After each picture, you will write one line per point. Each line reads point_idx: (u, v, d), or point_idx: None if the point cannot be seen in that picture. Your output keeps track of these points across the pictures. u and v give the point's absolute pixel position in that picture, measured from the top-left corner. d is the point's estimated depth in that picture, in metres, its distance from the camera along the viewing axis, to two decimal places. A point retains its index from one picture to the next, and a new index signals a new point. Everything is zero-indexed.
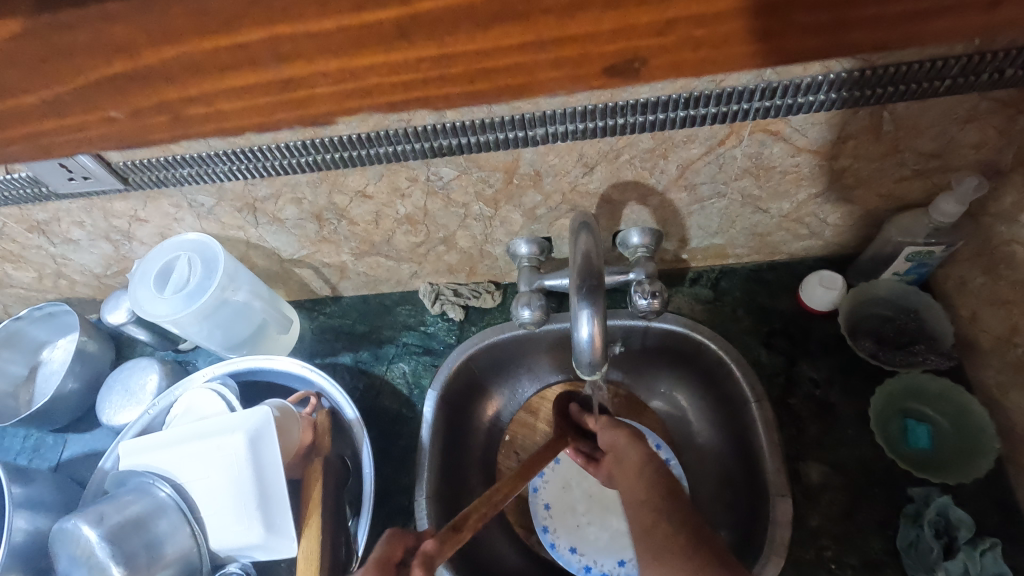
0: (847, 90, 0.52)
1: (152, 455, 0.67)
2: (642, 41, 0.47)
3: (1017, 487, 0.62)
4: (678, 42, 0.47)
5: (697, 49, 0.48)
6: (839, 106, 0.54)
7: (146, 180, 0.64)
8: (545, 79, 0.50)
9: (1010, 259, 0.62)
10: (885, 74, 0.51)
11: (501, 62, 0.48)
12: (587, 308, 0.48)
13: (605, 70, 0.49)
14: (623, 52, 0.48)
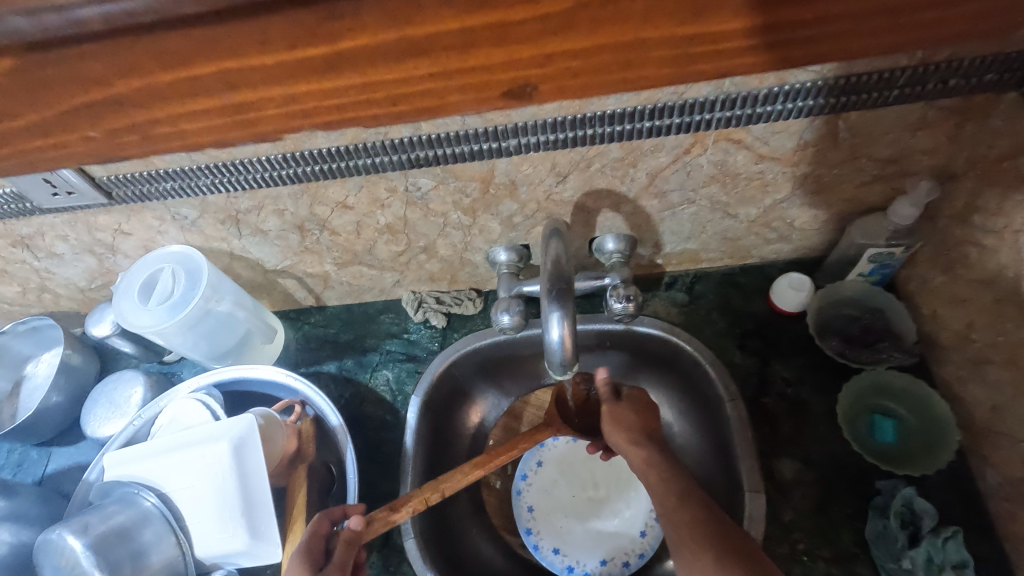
0: (801, 100, 0.55)
1: (138, 465, 0.68)
2: (527, 70, 0.46)
3: (980, 477, 0.64)
4: (562, 70, 0.46)
5: (577, 77, 0.47)
6: (796, 115, 0.57)
7: (129, 194, 0.65)
8: (453, 103, 0.48)
9: (965, 258, 0.64)
10: (848, 82, 0.54)
11: (402, 89, 0.47)
12: (557, 310, 0.50)
13: (505, 93, 0.48)
14: (514, 80, 0.47)
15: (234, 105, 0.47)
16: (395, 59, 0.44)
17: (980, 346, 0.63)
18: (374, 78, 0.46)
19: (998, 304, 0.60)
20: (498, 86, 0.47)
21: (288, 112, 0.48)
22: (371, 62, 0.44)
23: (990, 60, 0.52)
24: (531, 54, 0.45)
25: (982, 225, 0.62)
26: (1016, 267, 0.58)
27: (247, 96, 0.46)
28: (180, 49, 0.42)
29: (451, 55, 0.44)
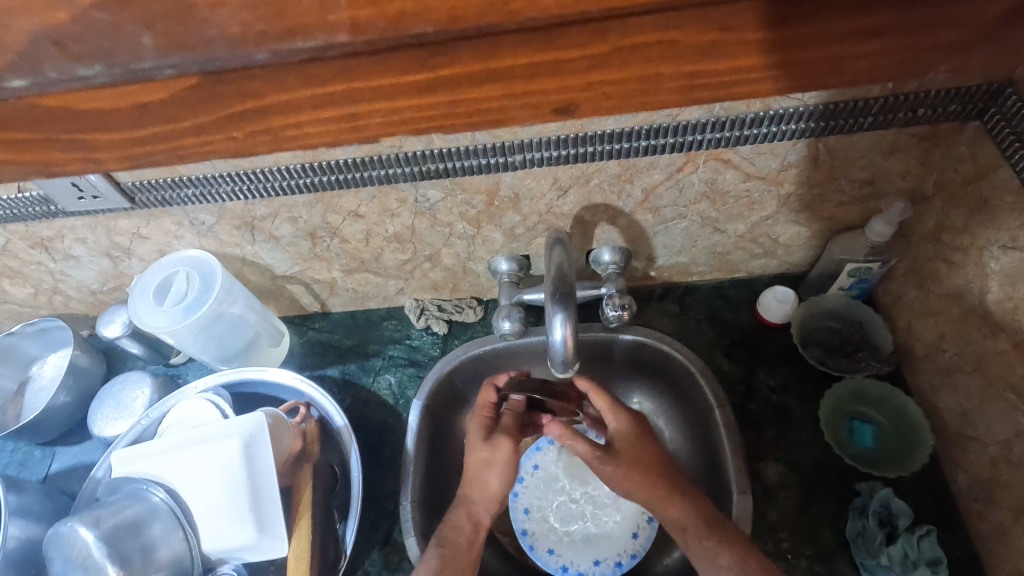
0: (801, 121, 0.60)
1: (147, 462, 0.70)
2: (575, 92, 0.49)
3: (951, 479, 0.69)
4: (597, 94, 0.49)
5: (609, 97, 0.49)
6: (795, 136, 0.62)
7: (151, 200, 0.68)
8: (513, 118, 0.51)
9: (935, 273, 0.69)
10: (824, 111, 0.59)
11: (478, 105, 0.49)
12: (559, 312, 0.53)
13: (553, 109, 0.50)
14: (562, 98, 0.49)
15: (350, 116, 0.48)
16: (481, 81, 0.47)
17: (950, 355, 0.68)
18: (454, 101, 0.48)
19: (965, 315, 0.65)
20: (550, 105, 0.49)
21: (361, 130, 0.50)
22: (450, 88, 0.47)
23: (952, 93, 0.57)
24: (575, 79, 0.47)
25: (950, 243, 0.67)
26: (981, 281, 0.62)
27: (334, 112, 0.48)
28: (259, 77, 0.44)
29: (520, 81, 0.47)
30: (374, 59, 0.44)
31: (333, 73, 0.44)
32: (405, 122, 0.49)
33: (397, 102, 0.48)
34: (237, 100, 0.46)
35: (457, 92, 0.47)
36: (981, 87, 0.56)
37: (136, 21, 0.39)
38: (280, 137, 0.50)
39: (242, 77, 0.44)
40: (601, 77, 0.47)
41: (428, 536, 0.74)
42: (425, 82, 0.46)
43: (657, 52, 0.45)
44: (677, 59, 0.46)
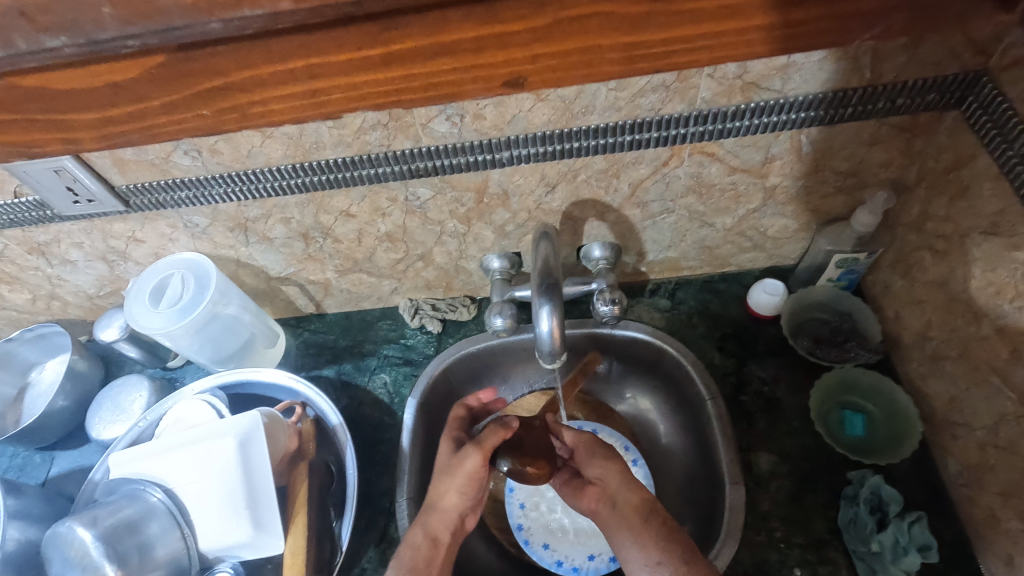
0: (813, 109, 0.61)
1: (145, 462, 0.70)
2: (520, 64, 0.54)
3: (941, 466, 0.69)
4: (544, 67, 0.54)
5: (556, 70, 0.55)
6: (816, 124, 0.62)
7: (145, 203, 0.69)
8: (467, 90, 0.56)
9: (921, 262, 0.70)
10: (832, 98, 0.60)
11: (430, 80, 0.55)
12: (546, 304, 0.54)
13: (504, 83, 0.56)
14: (510, 70, 0.55)
15: (310, 92, 0.54)
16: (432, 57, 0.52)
17: (937, 343, 0.69)
18: (410, 73, 0.54)
19: (950, 303, 0.66)
20: (499, 78, 0.55)
21: (325, 106, 0.56)
22: (403, 63, 0.53)
23: (927, 82, 0.59)
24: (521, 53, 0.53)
25: (933, 231, 0.67)
26: (964, 267, 0.63)
27: (293, 89, 0.54)
28: (224, 60, 0.51)
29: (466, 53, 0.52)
30: (333, 31, 0.49)
31: (295, 48, 0.50)
32: (364, 96, 0.55)
33: (356, 78, 0.53)
34: (212, 77, 0.52)
35: (407, 69, 0.53)
36: (956, 76, 0.58)
37: None
38: (250, 114, 0.56)
39: (204, 54, 0.50)
40: (551, 47, 0.52)
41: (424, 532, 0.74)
42: (381, 57, 0.52)
43: (603, 22, 0.51)
44: (621, 32, 0.52)
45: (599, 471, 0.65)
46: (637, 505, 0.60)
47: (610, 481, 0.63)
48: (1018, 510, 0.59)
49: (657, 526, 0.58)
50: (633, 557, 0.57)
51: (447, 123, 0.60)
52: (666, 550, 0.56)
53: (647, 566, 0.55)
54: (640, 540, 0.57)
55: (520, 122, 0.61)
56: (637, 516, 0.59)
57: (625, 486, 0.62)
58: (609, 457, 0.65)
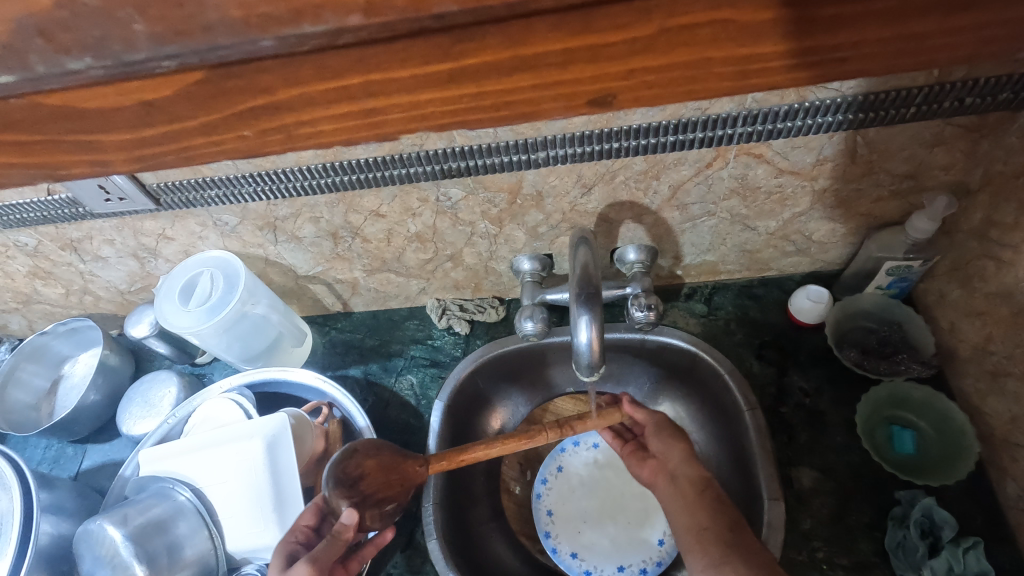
0: (849, 112, 0.57)
1: (174, 461, 0.70)
2: (615, 82, 0.44)
3: (998, 488, 0.65)
4: (638, 84, 0.44)
5: (651, 89, 0.45)
6: (844, 128, 0.59)
7: (176, 201, 0.69)
8: (544, 111, 0.46)
9: (982, 272, 0.66)
10: (864, 102, 0.56)
11: (509, 97, 0.45)
12: (585, 314, 0.52)
13: (587, 102, 0.46)
14: (600, 89, 0.45)
15: (368, 111, 0.45)
16: (510, 71, 0.42)
17: (998, 358, 0.64)
18: (484, 89, 0.44)
19: (1015, 317, 0.62)
20: (584, 96, 0.45)
21: (383, 126, 0.47)
22: (475, 76, 0.43)
23: (1002, 80, 0.54)
24: (615, 71, 0.43)
25: (999, 240, 0.63)
26: None
27: (349, 108, 0.45)
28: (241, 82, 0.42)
29: (551, 71, 0.43)
30: (395, 45, 0.40)
31: (353, 65, 0.41)
32: (426, 116, 0.46)
33: (423, 95, 0.44)
34: (262, 96, 0.43)
35: (479, 85, 0.44)
36: None
37: (127, 6, 0.36)
38: (295, 136, 0.47)
39: (252, 70, 0.41)
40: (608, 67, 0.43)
41: (452, 539, 0.72)
42: (452, 71, 0.42)
43: (714, 32, 0.40)
44: (729, 42, 0.41)
45: (664, 449, 0.61)
46: (694, 480, 0.56)
47: (672, 458, 0.60)
48: None
49: (712, 497, 0.53)
50: (678, 522, 0.53)
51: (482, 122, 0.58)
52: (713, 516, 0.51)
53: (692, 531, 0.51)
54: (692, 509, 0.53)
55: (557, 122, 0.58)
56: (693, 490, 0.55)
57: (686, 463, 0.58)
58: (677, 436, 0.62)
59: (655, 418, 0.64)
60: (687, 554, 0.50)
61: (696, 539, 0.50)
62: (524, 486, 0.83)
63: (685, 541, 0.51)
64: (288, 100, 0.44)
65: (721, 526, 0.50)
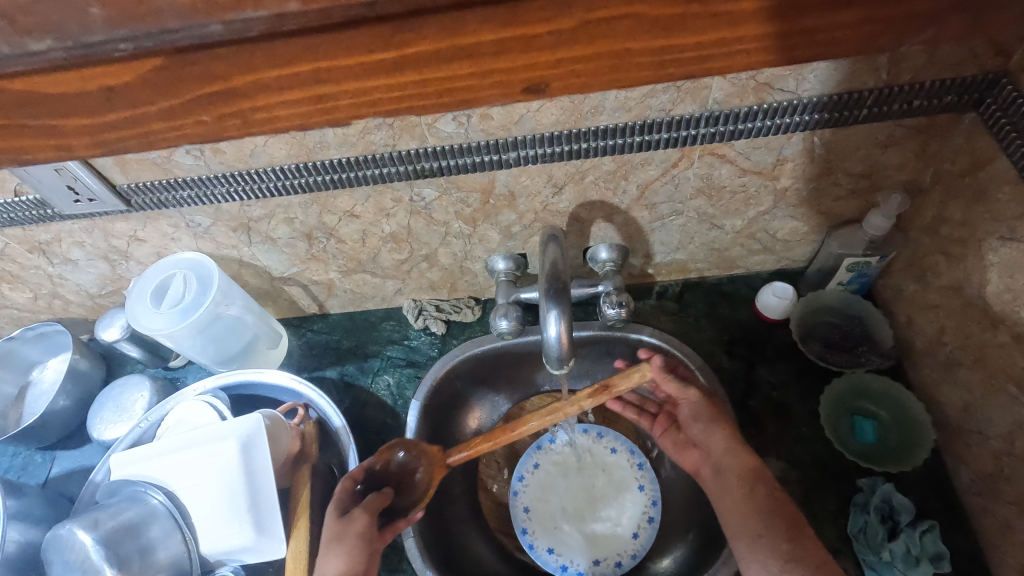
0: (823, 112, 0.59)
1: (147, 464, 0.69)
2: (545, 71, 0.46)
3: (953, 473, 0.68)
4: (568, 72, 0.46)
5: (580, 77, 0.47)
6: (818, 127, 0.61)
7: (147, 202, 0.69)
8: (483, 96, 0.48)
9: (935, 266, 0.69)
10: (826, 102, 0.59)
11: (452, 85, 0.46)
12: (554, 308, 0.53)
13: (523, 90, 0.48)
14: (534, 78, 0.46)
15: (317, 97, 0.46)
16: (450, 60, 0.44)
17: (951, 349, 0.67)
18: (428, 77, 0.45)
19: (965, 310, 0.65)
20: (519, 83, 0.47)
21: (331, 114, 0.48)
22: (420, 66, 0.44)
23: (945, 83, 0.57)
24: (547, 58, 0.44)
25: (949, 236, 0.66)
26: (980, 273, 0.62)
27: (301, 95, 0.45)
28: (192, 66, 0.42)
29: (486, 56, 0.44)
30: (341, 35, 0.41)
31: (301, 52, 0.42)
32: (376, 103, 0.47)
33: (367, 84, 0.45)
34: (212, 83, 0.43)
35: (422, 73, 0.45)
36: (976, 77, 0.57)
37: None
38: (253, 120, 0.47)
39: (213, 55, 0.42)
40: (575, 51, 0.44)
41: (429, 536, 0.73)
42: (395, 61, 0.43)
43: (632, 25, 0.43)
44: (652, 33, 0.44)
45: (705, 435, 0.62)
46: (741, 473, 0.56)
47: (715, 448, 0.60)
48: None
49: (763, 496, 0.53)
50: (732, 524, 0.53)
51: (453, 123, 0.59)
52: (768, 521, 0.51)
53: (747, 537, 0.51)
54: (743, 509, 0.53)
55: (527, 123, 0.60)
56: (741, 486, 0.55)
57: (730, 454, 0.59)
58: (716, 422, 0.62)
59: (689, 400, 0.64)
60: (742, 562, 0.51)
61: (751, 546, 0.51)
62: (501, 484, 0.84)
63: (738, 543, 0.52)
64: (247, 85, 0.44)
65: (781, 528, 0.51)
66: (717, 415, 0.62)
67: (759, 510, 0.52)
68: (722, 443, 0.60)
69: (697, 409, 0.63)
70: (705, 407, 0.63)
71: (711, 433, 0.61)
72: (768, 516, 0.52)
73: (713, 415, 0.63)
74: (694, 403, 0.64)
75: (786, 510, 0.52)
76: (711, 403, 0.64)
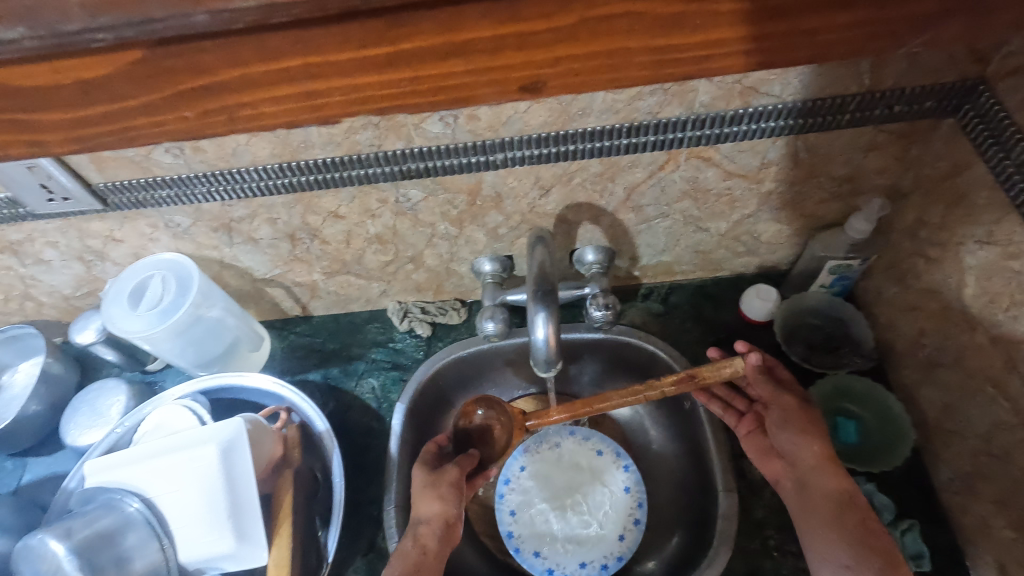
0: (793, 118, 0.60)
1: (122, 471, 0.67)
2: (541, 69, 0.44)
3: (932, 472, 0.69)
4: (565, 72, 0.45)
5: (577, 76, 0.45)
6: (784, 134, 0.62)
7: (125, 202, 0.67)
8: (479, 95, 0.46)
9: (914, 269, 0.70)
10: (803, 107, 0.59)
11: (447, 82, 0.45)
12: (542, 311, 0.52)
13: (519, 88, 0.46)
14: (529, 76, 0.45)
15: (308, 94, 0.44)
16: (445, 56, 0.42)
17: (930, 350, 0.69)
18: (419, 73, 0.43)
19: (944, 311, 0.66)
20: (514, 82, 0.45)
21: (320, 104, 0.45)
22: (413, 63, 0.43)
23: (924, 89, 0.59)
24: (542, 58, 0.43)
25: (928, 239, 0.67)
26: (958, 276, 0.63)
27: (288, 90, 0.43)
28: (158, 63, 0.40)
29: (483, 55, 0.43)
30: (334, 28, 0.39)
31: (290, 46, 0.40)
32: (363, 101, 0.45)
33: (353, 81, 0.43)
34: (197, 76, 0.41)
35: (414, 69, 0.43)
36: (955, 83, 0.58)
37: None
38: (236, 118, 0.45)
39: (188, 50, 0.39)
40: (574, 51, 0.43)
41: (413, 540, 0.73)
42: (391, 56, 0.42)
43: (628, 23, 0.41)
44: (652, 32, 0.42)
45: (792, 446, 0.61)
46: (832, 494, 0.56)
47: (802, 461, 0.59)
48: (1010, 518, 0.59)
49: (853, 524, 0.53)
50: (818, 548, 0.54)
51: (440, 123, 0.59)
52: (857, 554, 0.51)
53: (834, 567, 0.52)
54: (832, 534, 0.53)
55: (515, 124, 0.60)
56: (830, 509, 0.55)
57: (819, 472, 0.58)
58: (807, 433, 0.60)
59: (781, 406, 0.63)
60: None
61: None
62: (487, 486, 0.84)
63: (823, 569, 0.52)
64: (229, 80, 0.42)
65: (872, 561, 0.50)
66: (809, 426, 0.60)
67: (848, 540, 0.52)
68: (812, 458, 0.58)
69: (788, 411, 0.62)
70: (796, 415, 0.61)
71: (802, 446, 0.60)
72: (855, 544, 0.52)
73: (807, 421, 0.61)
74: (786, 409, 0.63)
75: (873, 540, 0.51)
76: (806, 411, 0.63)
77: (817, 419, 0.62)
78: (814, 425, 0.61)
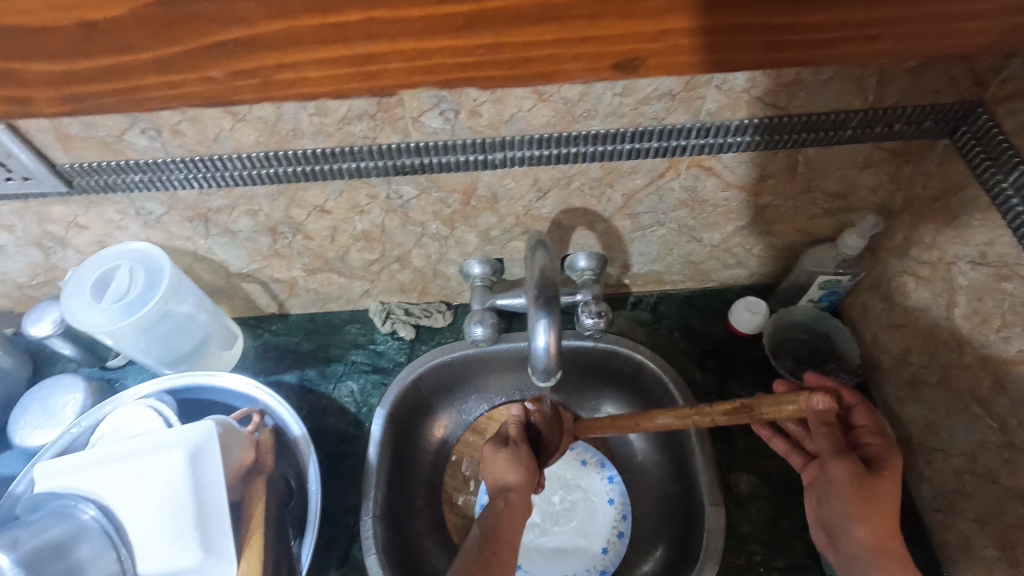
0: (758, 134, 0.60)
1: (74, 476, 0.61)
2: (642, 44, 0.50)
3: (915, 490, 0.70)
4: (668, 48, 0.50)
5: (679, 54, 0.51)
6: (753, 148, 0.62)
7: (91, 184, 0.62)
8: (565, 70, 0.52)
9: (902, 288, 0.71)
10: (768, 124, 0.59)
11: (527, 53, 0.50)
12: (544, 317, 0.50)
13: (612, 65, 0.52)
14: (627, 53, 0.51)
15: (362, 55, 0.49)
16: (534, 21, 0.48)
17: (916, 367, 0.69)
18: (502, 39, 0.49)
19: (931, 330, 0.67)
20: (609, 57, 0.51)
21: (429, 74, 0.51)
22: (494, 23, 0.48)
23: (926, 109, 0.59)
24: (645, 30, 0.49)
25: (918, 257, 0.68)
26: (947, 295, 0.64)
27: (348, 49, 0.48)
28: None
29: (582, 23, 0.48)
30: None
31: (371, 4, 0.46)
32: (430, 68, 0.51)
33: (427, 43, 0.49)
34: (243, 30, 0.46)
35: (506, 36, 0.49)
36: (952, 105, 0.59)
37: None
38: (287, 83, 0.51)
39: None
40: (682, 26, 0.49)
41: (391, 552, 0.70)
42: (471, 16, 0.47)
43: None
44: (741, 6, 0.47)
45: (838, 524, 0.50)
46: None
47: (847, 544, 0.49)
48: (994, 537, 0.59)
49: None
50: None
51: (440, 118, 0.56)
52: None
53: None
54: None
55: (517, 123, 0.58)
56: None
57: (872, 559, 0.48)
58: (856, 512, 0.48)
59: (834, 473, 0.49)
60: None
61: None
62: (466, 497, 0.82)
63: None
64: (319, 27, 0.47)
65: None
66: (863, 504, 0.48)
67: None
68: (858, 545, 0.48)
69: (836, 479, 0.50)
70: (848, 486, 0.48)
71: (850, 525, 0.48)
72: None
73: (858, 497, 0.48)
74: (840, 478, 0.49)
75: None
76: (869, 477, 0.49)
77: (879, 492, 0.48)
78: (868, 503, 0.48)
